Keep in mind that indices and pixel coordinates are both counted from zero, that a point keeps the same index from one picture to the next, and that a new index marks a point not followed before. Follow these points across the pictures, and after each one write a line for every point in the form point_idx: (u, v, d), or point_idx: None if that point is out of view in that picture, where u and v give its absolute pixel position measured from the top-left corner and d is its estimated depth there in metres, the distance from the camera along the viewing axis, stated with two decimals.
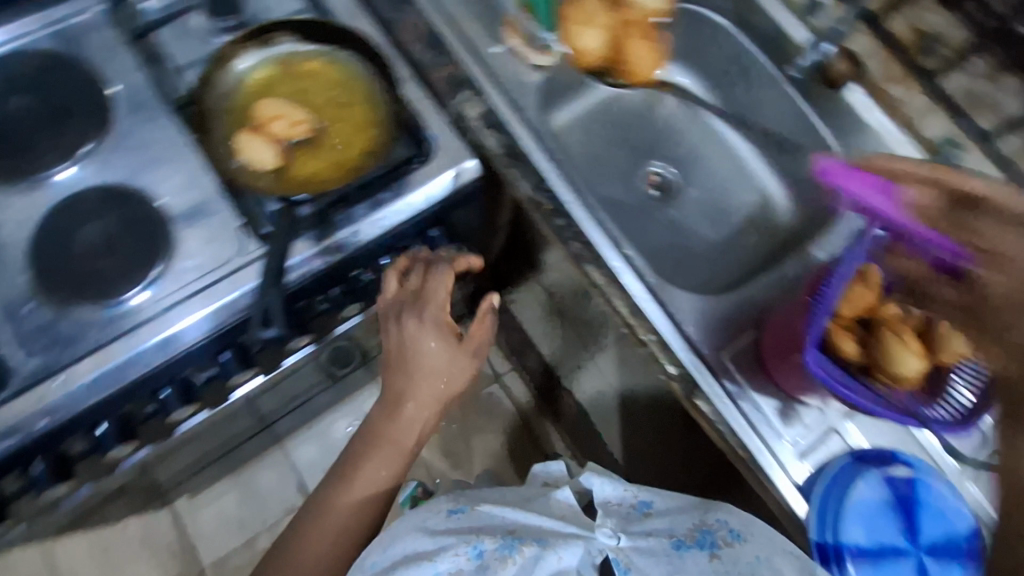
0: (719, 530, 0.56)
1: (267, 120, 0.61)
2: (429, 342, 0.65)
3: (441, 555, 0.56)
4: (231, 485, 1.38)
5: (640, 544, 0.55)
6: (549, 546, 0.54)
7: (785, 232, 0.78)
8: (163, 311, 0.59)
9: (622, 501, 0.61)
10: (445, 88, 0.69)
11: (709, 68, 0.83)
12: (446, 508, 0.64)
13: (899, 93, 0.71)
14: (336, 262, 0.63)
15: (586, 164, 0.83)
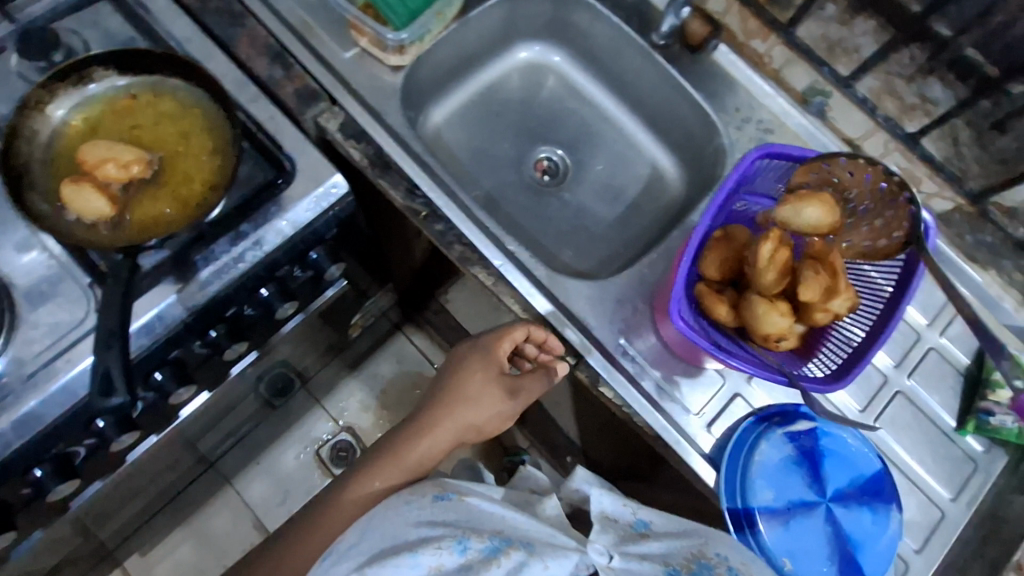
0: (716, 559, 0.49)
1: (92, 165, 0.55)
2: (473, 366, 0.62)
3: (423, 547, 0.49)
4: (186, 535, 1.32)
5: (632, 563, 0.48)
6: (536, 557, 0.49)
7: (676, 201, 0.79)
8: (16, 388, 0.55)
9: (620, 516, 0.56)
10: (296, 103, 0.65)
11: (581, 43, 0.80)
12: (431, 493, 0.57)
13: (762, 47, 0.72)
14: (202, 306, 0.59)
15: (474, 158, 0.81)
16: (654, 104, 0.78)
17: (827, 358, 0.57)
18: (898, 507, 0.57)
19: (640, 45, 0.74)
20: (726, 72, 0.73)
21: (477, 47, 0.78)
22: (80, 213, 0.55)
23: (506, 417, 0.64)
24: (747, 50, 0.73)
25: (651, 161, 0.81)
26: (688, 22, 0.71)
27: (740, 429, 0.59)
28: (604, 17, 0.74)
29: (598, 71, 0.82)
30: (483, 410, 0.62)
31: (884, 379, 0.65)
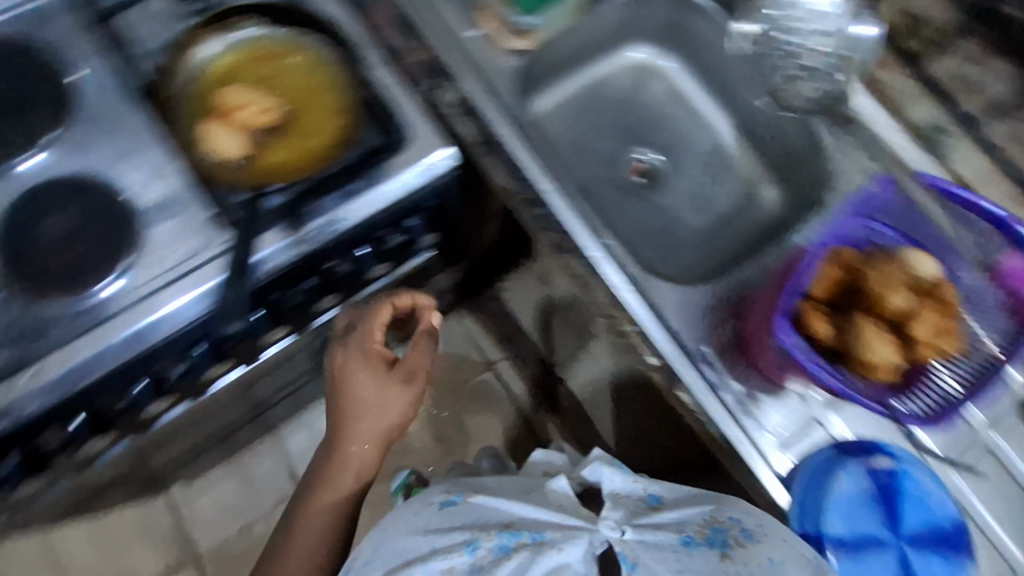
0: (731, 529, 0.55)
1: (232, 108, 0.61)
2: (359, 372, 0.65)
3: (433, 555, 0.56)
4: (228, 472, 1.38)
5: (647, 538, 0.54)
6: (551, 547, 0.55)
7: (770, 220, 0.78)
8: (130, 306, 0.58)
9: (632, 492, 0.61)
10: (419, 73, 0.67)
11: (695, 51, 0.80)
12: (437, 499, 0.63)
13: (887, 78, 0.69)
14: (307, 254, 0.61)
15: (569, 150, 0.82)
16: (761, 121, 0.77)
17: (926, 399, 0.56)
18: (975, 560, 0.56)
19: (758, 62, 0.73)
20: (847, 102, 0.69)
21: (587, 42, 0.80)
22: (216, 151, 0.61)
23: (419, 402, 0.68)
24: (874, 82, 0.69)
25: (747, 178, 0.80)
26: (820, 44, 0.69)
27: (817, 456, 0.57)
28: (726, 28, 0.74)
29: (708, 80, 0.82)
30: (389, 408, 0.66)
31: (974, 431, 0.61)
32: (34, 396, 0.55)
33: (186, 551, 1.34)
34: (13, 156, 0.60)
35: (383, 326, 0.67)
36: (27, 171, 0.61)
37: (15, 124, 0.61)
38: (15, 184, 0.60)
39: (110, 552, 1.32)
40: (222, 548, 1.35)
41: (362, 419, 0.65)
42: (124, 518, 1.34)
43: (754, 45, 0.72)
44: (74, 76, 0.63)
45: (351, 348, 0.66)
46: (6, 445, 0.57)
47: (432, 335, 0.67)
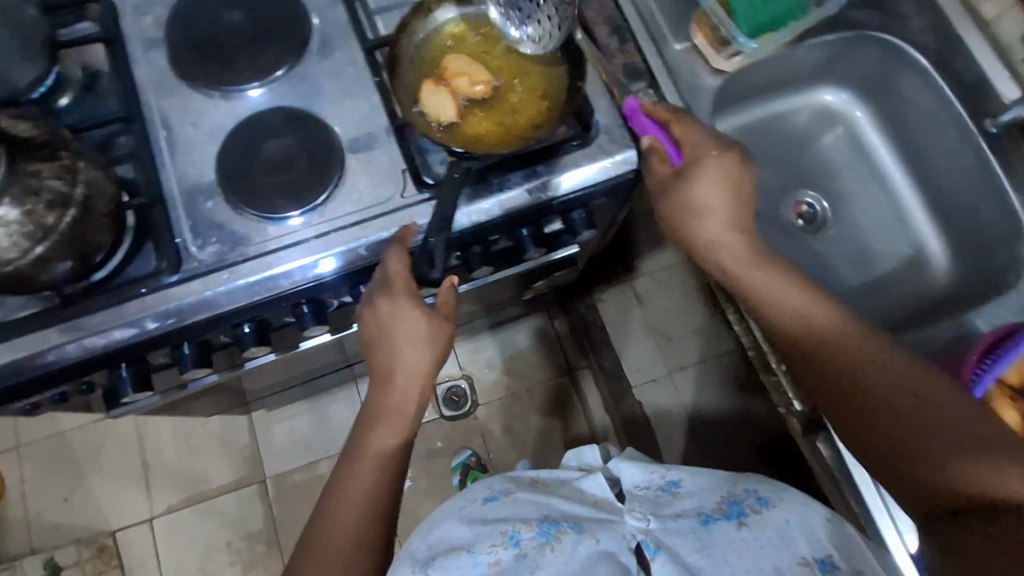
0: (747, 500, 0.59)
1: (451, 75, 0.64)
2: (403, 316, 0.60)
3: (479, 545, 0.61)
4: (305, 408, 1.40)
5: (669, 525, 0.59)
6: (585, 533, 0.60)
7: (936, 292, 0.78)
8: (320, 235, 0.64)
9: (651, 483, 0.65)
10: (621, 76, 0.69)
11: (898, 106, 0.81)
12: (483, 495, 0.68)
13: None
14: (489, 221, 0.65)
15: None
16: (949, 189, 0.77)
17: None
18: None
19: (967, 128, 0.72)
20: None
21: (784, 75, 0.81)
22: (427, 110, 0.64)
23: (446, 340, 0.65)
24: None
25: (917, 244, 0.81)
26: None
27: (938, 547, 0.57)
28: (938, 89, 0.73)
29: (897, 137, 0.82)
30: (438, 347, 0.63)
31: None
32: (227, 294, 0.63)
33: (254, 472, 1.37)
34: (246, 80, 0.68)
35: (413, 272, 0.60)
36: (255, 96, 0.69)
37: (257, 51, 0.69)
38: (244, 105, 0.69)
39: (190, 453, 1.38)
40: (284, 478, 1.37)
41: (415, 360, 0.62)
42: (207, 425, 1.39)
43: (967, 112, 0.71)
44: (312, 19, 0.71)
45: (383, 302, 0.60)
46: (193, 329, 0.64)
47: (456, 287, 0.64)
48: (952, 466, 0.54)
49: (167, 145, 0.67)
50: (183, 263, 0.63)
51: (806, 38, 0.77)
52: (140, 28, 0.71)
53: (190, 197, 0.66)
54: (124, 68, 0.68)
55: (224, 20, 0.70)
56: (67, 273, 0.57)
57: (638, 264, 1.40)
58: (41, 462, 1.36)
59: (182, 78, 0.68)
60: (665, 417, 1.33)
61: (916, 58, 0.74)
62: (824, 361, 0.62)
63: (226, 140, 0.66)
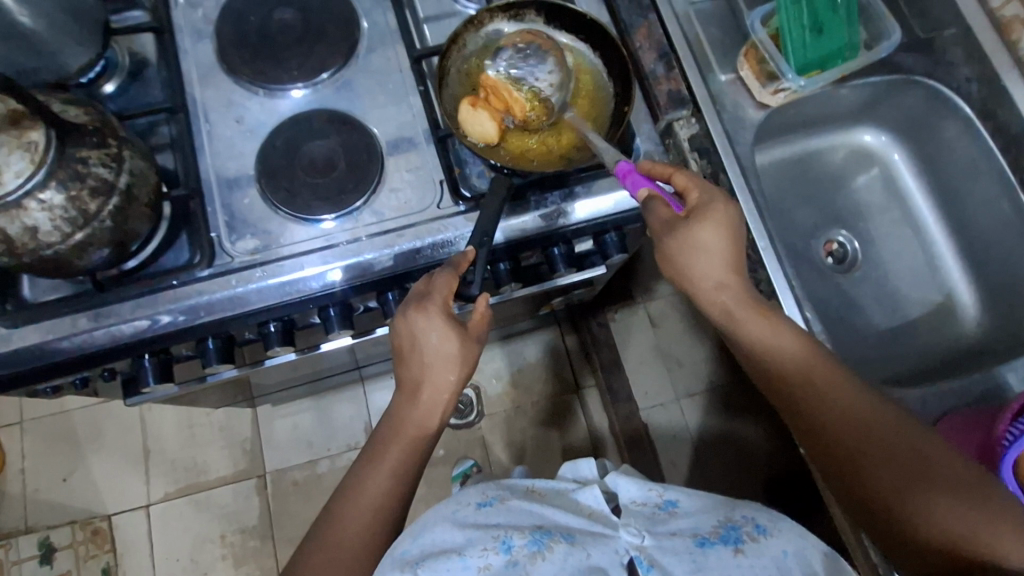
0: (745, 526, 0.55)
1: (494, 97, 0.63)
2: (439, 329, 0.60)
3: (470, 549, 0.54)
4: (309, 406, 1.40)
5: (664, 543, 0.54)
6: (578, 543, 0.54)
7: (967, 343, 0.77)
8: (354, 240, 0.64)
9: (647, 500, 0.61)
10: (665, 102, 0.69)
11: (932, 150, 0.81)
12: (476, 500, 0.62)
13: None
14: (525, 238, 0.65)
15: (779, 210, 0.84)
16: (985, 236, 0.77)
17: None
18: None
19: (1007, 179, 0.72)
20: None
21: (822, 111, 0.82)
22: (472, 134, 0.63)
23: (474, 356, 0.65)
24: None
25: (947, 290, 0.81)
26: None
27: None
28: (978, 135, 0.73)
29: (932, 181, 0.82)
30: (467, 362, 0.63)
31: None
32: (258, 292, 0.63)
33: (254, 467, 1.36)
34: (291, 80, 0.69)
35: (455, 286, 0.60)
36: (298, 98, 0.69)
37: (305, 52, 0.70)
38: (288, 104, 0.69)
39: (190, 442, 1.37)
40: (284, 475, 1.35)
41: (441, 375, 0.62)
42: (211, 415, 1.39)
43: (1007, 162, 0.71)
44: (362, 24, 0.72)
45: (418, 316, 0.59)
46: (220, 325, 0.64)
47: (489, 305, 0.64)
48: (932, 516, 0.51)
49: (208, 138, 0.67)
50: (215, 257, 0.63)
51: (851, 79, 0.78)
52: (190, 21, 0.72)
53: (226, 192, 0.66)
54: (171, 57, 0.69)
55: (274, 18, 0.71)
56: (102, 260, 0.57)
57: (653, 286, 1.40)
58: (43, 439, 1.36)
59: (229, 73, 0.69)
60: (670, 441, 1.31)
61: (959, 105, 0.74)
62: (807, 407, 0.58)
63: (267, 138, 0.67)
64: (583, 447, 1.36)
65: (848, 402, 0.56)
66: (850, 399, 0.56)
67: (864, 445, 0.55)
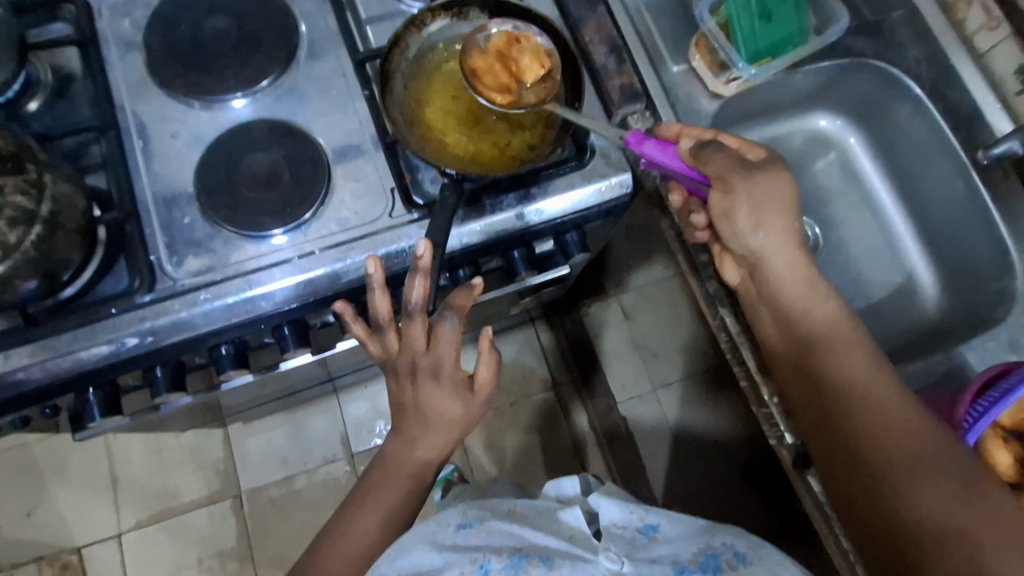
0: (724, 554, 0.55)
1: (521, 49, 0.62)
2: (437, 393, 0.61)
3: (447, 572, 0.54)
4: (281, 421, 1.36)
5: (643, 569, 0.54)
6: (555, 567, 0.53)
7: (928, 324, 0.78)
8: (301, 255, 0.61)
9: (628, 523, 0.61)
10: (618, 97, 0.67)
11: (887, 132, 0.82)
12: (456, 521, 0.61)
13: None
14: (481, 243, 0.64)
15: None
16: (941, 217, 0.78)
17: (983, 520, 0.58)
18: None
19: (960, 159, 0.72)
20: None
21: (777, 100, 0.82)
22: (482, 82, 0.61)
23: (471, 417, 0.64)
24: None
25: (908, 272, 0.81)
26: None
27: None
28: (930, 116, 0.74)
29: (888, 164, 0.83)
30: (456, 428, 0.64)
31: None
32: (204, 317, 0.60)
33: (227, 486, 1.32)
34: (229, 90, 0.66)
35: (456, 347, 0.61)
36: (238, 108, 0.67)
37: (242, 60, 0.67)
38: (228, 115, 0.66)
39: (160, 467, 1.33)
40: (259, 493, 1.32)
41: (440, 436, 0.63)
42: (180, 437, 1.34)
43: (959, 144, 0.72)
44: (301, 27, 0.69)
45: (424, 377, 0.61)
46: (166, 351, 0.61)
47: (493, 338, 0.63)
48: (920, 499, 0.51)
49: (143, 155, 0.64)
50: (155, 282, 0.60)
51: (802, 65, 0.78)
52: (118, 32, 0.68)
53: (164, 211, 0.63)
54: (98, 72, 0.65)
55: (206, 25, 0.67)
56: (30, 293, 0.54)
57: (627, 278, 1.39)
58: (2, 473, 1.30)
59: (161, 86, 0.65)
60: (648, 434, 1.31)
61: (909, 84, 0.75)
62: (836, 361, 0.58)
63: (204, 154, 0.64)
64: (564, 445, 1.35)
65: (864, 370, 0.58)
66: (865, 378, 0.57)
67: (872, 411, 0.56)
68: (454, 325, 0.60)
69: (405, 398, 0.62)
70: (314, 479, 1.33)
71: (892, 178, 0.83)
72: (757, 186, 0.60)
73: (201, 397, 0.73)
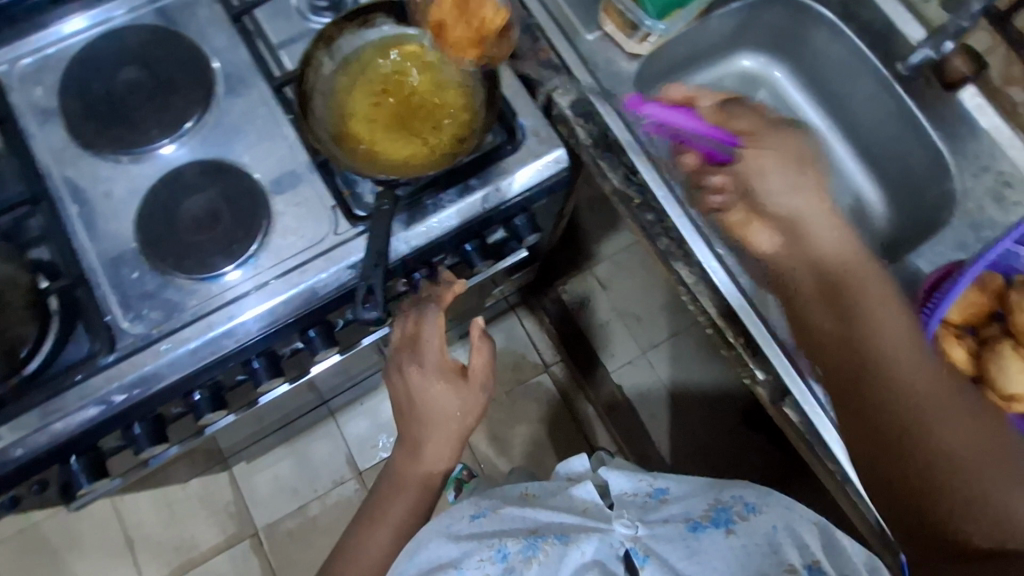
0: (734, 505, 0.60)
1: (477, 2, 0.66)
2: (431, 385, 0.66)
3: (466, 561, 0.61)
4: (284, 453, 1.36)
5: (657, 531, 0.59)
6: (572, 543, 0.59)
7: (882, 240, 0.79)
8: (256, 287, 0.62)
9: (638, 490, 0.65)
10: (540, 77, 0.67)
11: (810, 61, 0.83)
12: (469, 512, 0.67)
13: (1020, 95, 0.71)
14: (429, 243, 0.64)
15: None
16: (876, 133, 0.79)
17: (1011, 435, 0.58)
18: None
19: (882, 74, 0.74)
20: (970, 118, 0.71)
21: (697, 52, 0.83)
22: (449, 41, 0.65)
23: (475, 407, 0.69)
24: (1005, 96, 0.71)
25: (856, 194, 0.82)
26: (950, 58, 0.70)
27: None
28: (846, 37, 0.76)
29: (817, 91, 0.84)
30: (454, 414, 0.67)
31: None
32: (171, 364, 0.60)
33: (243, 527, 1.32)
34: (154, 139, 0.65)
35: (440, 337, 0.66)
36: (166, 155, 0.66)
37: (160, 107, 0.66)
38: (158, 163, 0.66)
39: (172, 521, 1.33)
40: (277, 526, 1.33)
41: (442, 441, 0.69)
42: (187, 489, 1.34)
43: (878, 60, 0.74)
44: (213, 63, 0.68)
45: (412, 369, 0.66)
46: (136, 409, 0.61)
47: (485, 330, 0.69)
48: (933, 434, 0.53)
49: (80, 219, 0.64)
50: (117, 341, 0.60)
51: (713, 10, 0.79)
52: (30, 102, 0.67)
53: (112, 270, 0.62)
54: (18, 145, 0.65)
55: (118, 78, 0.67)
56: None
57: None
58: (14, 560, 1.29)
59: (84, 147, 0.65)
60: (644, 399, 1.34)
61: (820, 10, 0.77)
62: (859, 293, 0.58)
63: (140, 207, 0.64)
64: (566, 422, 1.46)
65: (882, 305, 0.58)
66: (884, 315, 0.57)
67: (896, 347, 0.56)
68: (433, 316, 0.65)
69: (398, 393, 0.68)
70: (329, 504, 1.34)
71: (824, 104, 0.84)
72: (779, 138, 0.64)
73: (187, 445, 0.75)
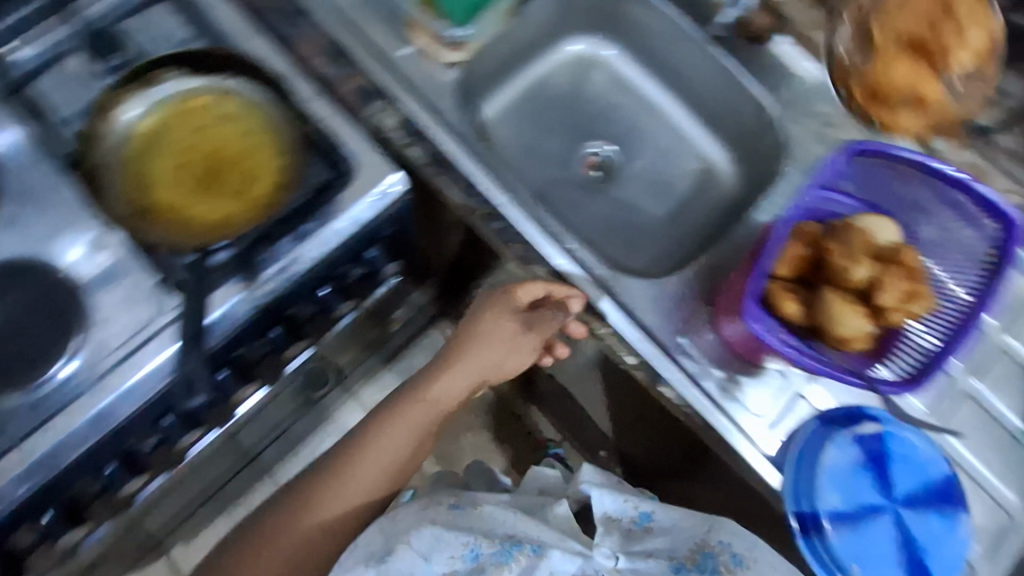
0: (721, 556, 0.61)
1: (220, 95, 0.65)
2: (502, 320, 0.71)
3: (436, 554, 0.63)
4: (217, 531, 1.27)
5: (639, 566, 0.61)
6: (544, 556, 0.61)
7: (730, 198, 0.83)
8: (83, 391, 0.55)
9: (622, 514, 0.66)
10: (355, 100, 0.71)
11: (633, 36, 0.85)
12: (448, 502, 0.69)
13: (820, 39, 0.74)
14: (266, 305, 0.59)
15: (523, 151, 0.86)
16: (708, 92, 0.81)
17: (898, 363, 0.59)
18: (966, 512, 0.55)
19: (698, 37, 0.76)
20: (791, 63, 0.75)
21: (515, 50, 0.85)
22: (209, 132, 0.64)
23: (522, 352, 0.73)
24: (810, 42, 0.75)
25: (701, 156, 0.85)
26: (754, 16, 0.74)
27: (805, 428, 0.58)
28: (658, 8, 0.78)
29: (648, 62, 0.86)
30: (495, 349, 0.72)
31: (951, 381, 0.64)
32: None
33: None
34: None
35: (530, 293, 0.69)
36: None
37: None
38: None
39: None
40: None
41: (405, 430, 0.71)
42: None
43: (693, 23, 0.76)
44: None
45: (483, 316, 0.72)
46: None
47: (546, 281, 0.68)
48: None
49: None
50: None
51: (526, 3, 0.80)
52: None
53: None
54: None
55: None
56: None
57: None
58: None
59: None
60: None
61: None
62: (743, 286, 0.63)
63: None
64: None
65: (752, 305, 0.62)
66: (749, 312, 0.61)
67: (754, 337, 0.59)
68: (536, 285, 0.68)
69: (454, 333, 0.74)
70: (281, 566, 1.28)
71: (658, 71, 0.86)
72: None
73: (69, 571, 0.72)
